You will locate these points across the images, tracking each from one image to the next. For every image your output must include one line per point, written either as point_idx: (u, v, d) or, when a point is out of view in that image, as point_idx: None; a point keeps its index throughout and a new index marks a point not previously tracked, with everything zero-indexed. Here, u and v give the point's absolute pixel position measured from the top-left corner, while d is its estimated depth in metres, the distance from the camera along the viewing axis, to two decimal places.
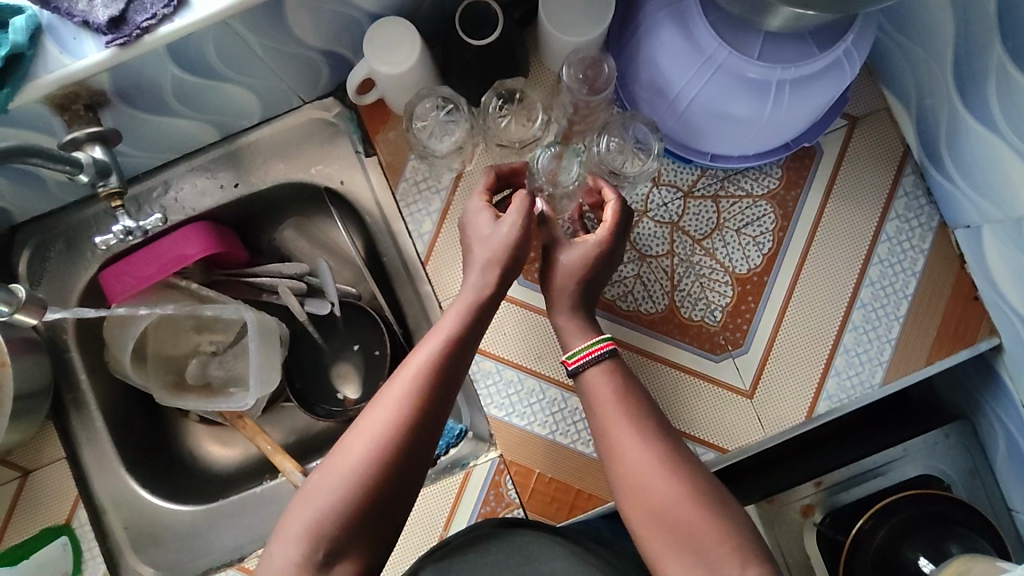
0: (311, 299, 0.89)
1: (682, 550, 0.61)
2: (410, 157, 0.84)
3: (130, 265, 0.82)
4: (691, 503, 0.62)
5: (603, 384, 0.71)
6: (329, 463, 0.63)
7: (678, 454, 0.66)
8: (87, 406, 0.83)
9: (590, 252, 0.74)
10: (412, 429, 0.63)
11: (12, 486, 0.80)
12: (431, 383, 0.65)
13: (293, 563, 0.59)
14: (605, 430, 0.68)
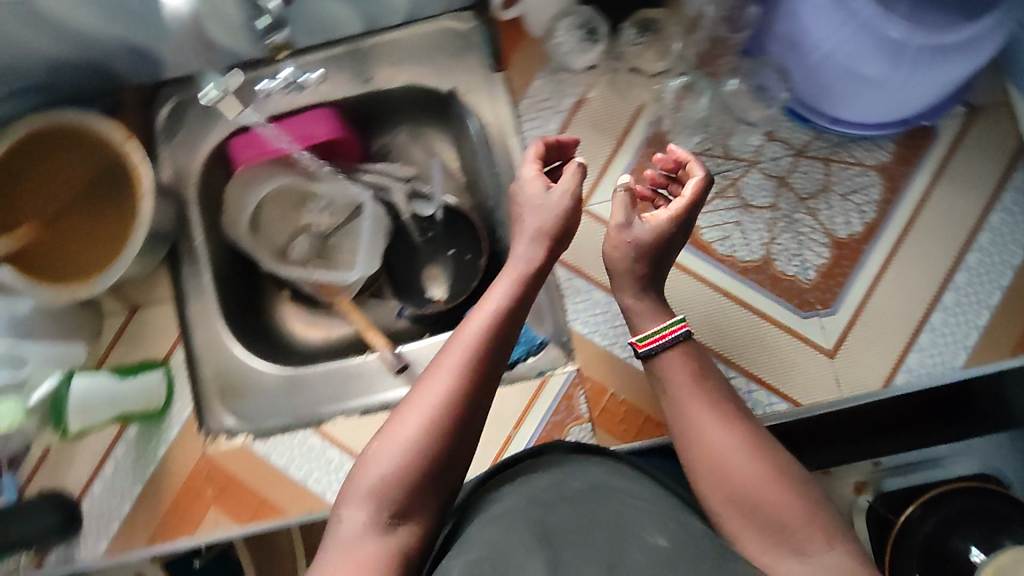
0: (416, 200, 0.94)
1: (767, 532, 0.59)
2: (537, 76, 0.87)
3: (261, 136, 0.89)
4: (775, 487, 0.60)
5: (680, 368, 0.68)
6: (386, 435, 0.59)
7: (756, 438, 0.64)
8: (198, 260, 0.89)
9: (664, 229, 0.69)
10: (472, 394, 0.61)
11: (120, 318, 0.86)
12: (487, 347, 0.62)
13: (359, 525, 0.56)
14: (679, 413, 0.66)
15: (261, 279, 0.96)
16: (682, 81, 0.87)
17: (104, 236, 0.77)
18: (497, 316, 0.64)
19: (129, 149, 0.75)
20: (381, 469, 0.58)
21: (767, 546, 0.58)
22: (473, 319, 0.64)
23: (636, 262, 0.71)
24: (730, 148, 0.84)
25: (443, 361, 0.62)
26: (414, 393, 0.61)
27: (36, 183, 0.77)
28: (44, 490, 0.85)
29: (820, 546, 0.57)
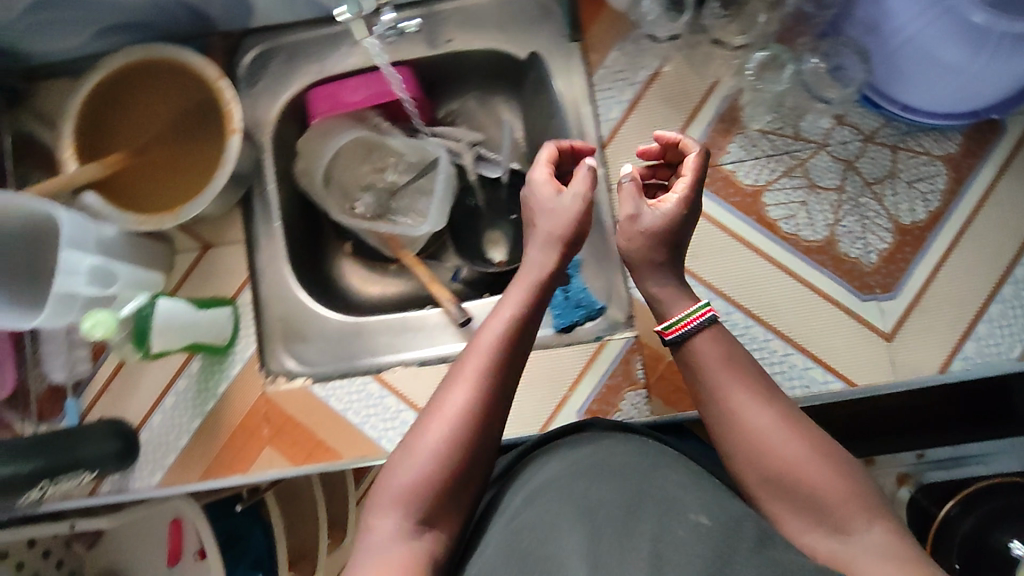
0: (483, 163, 0.96)
1: (804, 510, 0.59)
2: (614, 48, 0.88)
3: (338, 89, 0.91)
4: (815, 464, 0.59)
5: (711, 350, 0.66)
6: (410, 447, 0.61)
7: (794, 415, 0.63)
8: (270, 206, 0.91)
9: (677, 211, 0.70)
10: (491, 402, 0.62)
11: (192, 255, 0.89)
12: (505, 356, 0.63)
13: (390, 532, 0.57)
14: (711, 394, 0.65)
15: (327, 241, 1.02)
16: (761, 58, 0.88)
17: (190, 171, 0.80)
18: (515, 323, 0.64)
19: (220, 90, 0.78)
20: (407, 480, 0.59)
21: (805, 523, 0.59)
22: (491, 326, 0.64)
23: (655, 249, 0.70)
24: (800, 130, 0.85)
25: (461, 371, 0.63)
26: (434, 404, 0.62)
27: (131, 117, 0.81)
28: (103, 418, 0.87)
29: (862, 523, 0.57)
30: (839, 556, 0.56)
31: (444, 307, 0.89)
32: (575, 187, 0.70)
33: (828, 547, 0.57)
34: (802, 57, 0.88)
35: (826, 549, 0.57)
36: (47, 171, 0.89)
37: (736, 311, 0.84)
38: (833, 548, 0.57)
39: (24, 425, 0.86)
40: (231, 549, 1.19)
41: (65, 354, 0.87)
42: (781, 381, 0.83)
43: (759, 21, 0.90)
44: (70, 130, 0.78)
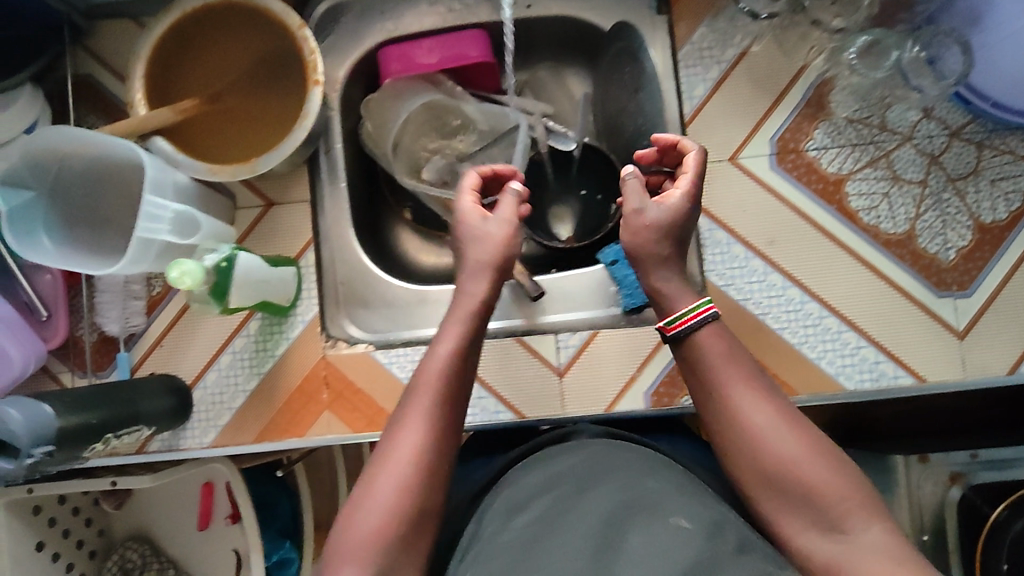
0: (554, 134, 0.93)
1: (803, 510, 0.57)
2: (702, 24, 0.85)
3: (412, 49, 0.88)
4: (815, 464, 0.57)
5: (716, 344, 0.63)
6: (360, 498, 0.60)
7: (794, 412, 0.60)
8: (336, 167, 0.88)
9: (682, 206, 0.68)
10: (436, 443, 0.62)
11: (255, 212, 0.85)
12: (447, 395, 0.64)
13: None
14: (710, 390, 0.62)
15: (385, 209, 0.98)
16: (862, 42, 0.85)
17: (263, 124, 0.77)
18: (453, 359, 0.65)
19: (302, 39, 0.75)
20: (362, 531, 0.58)
21: (801, 525, 0.57)
22: (428, 366, 0.65)
23: (662, 243, 0.67)
24: (887, 120, 0.84)
25: (408, 414, 0.63)
26: (382, 452, 0.62)
27: (204, 63, 0.78)
28: (155, 374, 0.84)
29: (863, 523, 0.54)
30: (837, 558, 0.54)
31: (517, 279, 0.85)
32: (502, 212, 0.73)
33: (826, 550, 0.55)
34: (907, 42, 0.84)
35: (824, 553, 0.55)
36: (103, 115, 0.85)
37: (811, 301, 0.83)
38: (833, 552, 0.55)
39: (73, 377, 0.84)
40: (262, 513, 1.18)
41: (119, 307, 0.84)
42: (851, 373, 0.83)
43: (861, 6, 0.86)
44: (142, 72, 0.75)
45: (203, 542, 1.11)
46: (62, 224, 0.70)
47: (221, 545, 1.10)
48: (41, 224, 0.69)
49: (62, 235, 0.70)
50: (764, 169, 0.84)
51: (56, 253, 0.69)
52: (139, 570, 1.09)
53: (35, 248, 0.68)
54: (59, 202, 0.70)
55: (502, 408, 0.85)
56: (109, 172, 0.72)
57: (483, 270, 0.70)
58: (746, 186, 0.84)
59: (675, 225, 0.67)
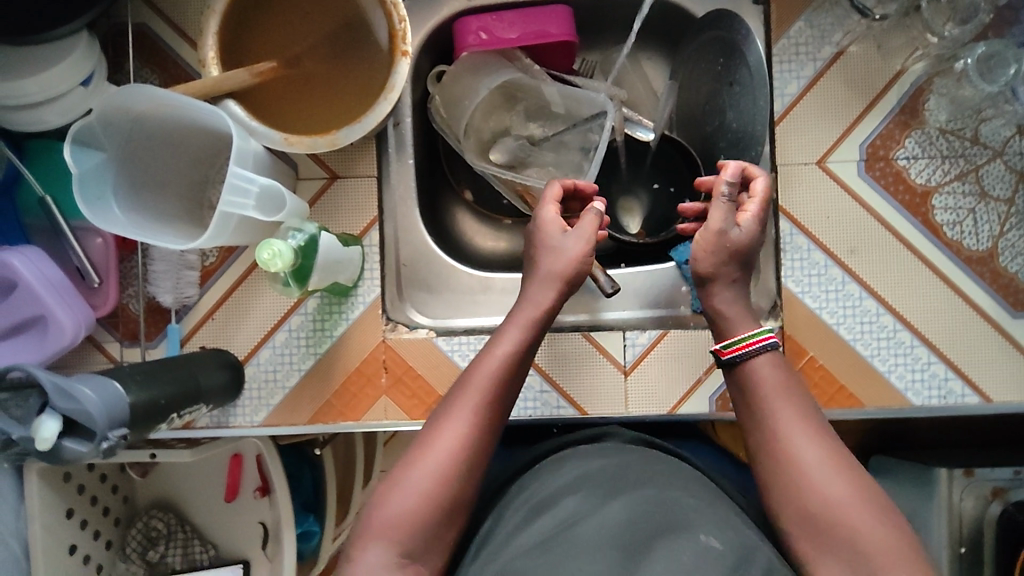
0: (629, 123, 0.89)
1: (838, 554, 0.56)
2: (800, 18, 0.82)
3: (493, 22, 0.83)
4: (859, 511, 0.56)
5: (771, 376, 0.64)
6: (397, 480, 0.61)
7: (843, 455, 0.60)
8: (405, 143, 0.85)
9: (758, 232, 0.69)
10: (477, 442, 0.63)
11: (319, 184, 0.81)
12: (494, 400, 0.64)
13: (377, 563, 0.57)
14: (759, 418, 0.63)
15: (444, 186, 0.94)
16: (980, 52, 0.79)
17: (341, 93, 0.73)
18: (506, 366, 0.66)
19: (392, 4, 0.71)
20: (398, 511, 0.59)
21: (832, 566, 0.56)
22: (481, 368, 0.66)
23: (729, 265, 0.68)
24: (980, 133, 0.81)
25: (453, 409, 0.64)
26: (423, 442, 0.63)
27: (280, 23, 0.72)
28: (206, 348, 0.80)
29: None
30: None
31: (594, 273, 0.81)
32: (581, 228, 0.71)
33: None
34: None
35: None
36: (158, 69, 0.80)
37: (886, 313, 0.82)
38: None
39: (120, 347, 0.80)
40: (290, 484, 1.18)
41: (173, 276, 0.80)
42: (920, 389, 0.82)
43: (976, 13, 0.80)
44: (216, 29, 0.70)
45: (228, 515, 1.09)
46: (128, 189, 0.66)
47: (248, 518, 1.08)
48: (109, 190, 0.64)
49: (129, 202, 0.66)
50: (851, 177, 0.82)
51: (125, 219, 0.63)
52: (165, 540, 1.06)
53: (102, 215, 0.62)
54: (126, 166, 0.66)
55: (564, 403, 0.82)
56: (178, 138, 0.69)
57: (550, 285, 0.69)
58: (831, 192, 0.82)
59: (749, 250, 0.69)
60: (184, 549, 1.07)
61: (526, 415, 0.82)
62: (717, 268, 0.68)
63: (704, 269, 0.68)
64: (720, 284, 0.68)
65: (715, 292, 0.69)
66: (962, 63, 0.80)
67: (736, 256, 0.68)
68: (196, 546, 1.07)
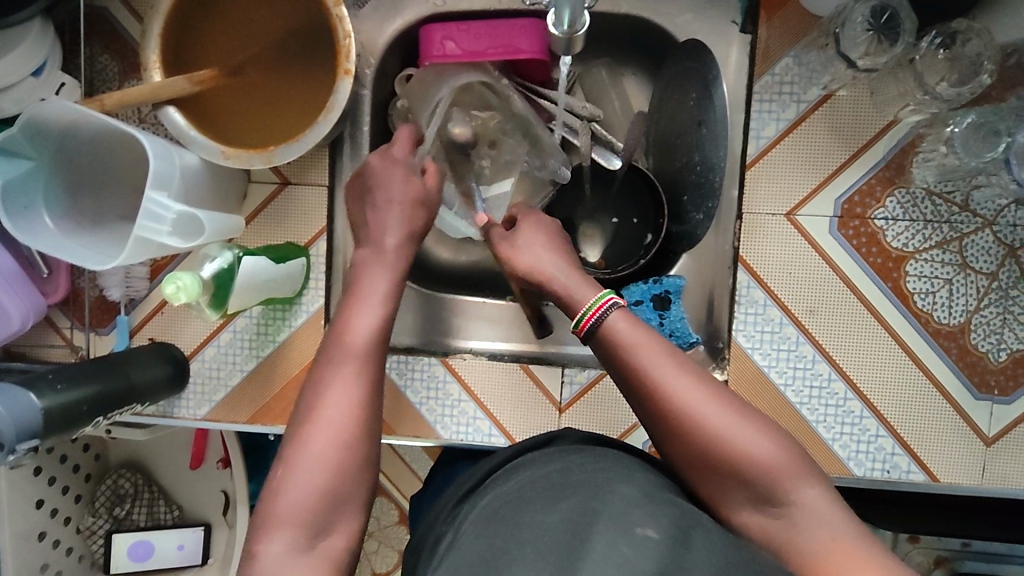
0: (597, 146, 0.87)
1: (738, 485, 0.53)
2: (787, 54, 0.75)
3: (460, 31, 0.78)
4: (743, 435, 0.53)
5: (625, 330, 0.59)
6: (291, 458, 0.54)
7: (717, 384, 0.57)
8: (361, 151, 0.83)
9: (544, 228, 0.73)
10: (370, 404, 0.57)
11: (269, 190, 0.79)
12: (373, 348, 0.59)
13: (281, 553, 0.50)
14: (630, 375, 0.57)
15: None
16: (970, 122, 0.71)
17: (282, 108, 0.72)
18: (382, 318, 0.61)
19: (338, 18, 0.68)
20: (297, 495, 0.52)
21: (733, 496, 0.53)
22: (357, 331, 0.59)
23: (541, 253, 0.69)
24: (971, 200, 0.74)
25: (334, 371, 0.57)
26: (307, 413, 0.55)
27: (227, 29, 0.71)
28: (154, 342, 0.82)
29: (793, 489, 0.52)
30: (775, 533, 0.52)
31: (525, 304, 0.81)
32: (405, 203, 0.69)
33: (764, 524, 0.52)
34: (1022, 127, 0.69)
35: (761, 526, 0.52)
36: (116, 57, 0.78)
37: (838, 379, 0.78)
38: (768, 526, 0.52)
39: (73, 330, 0.82)
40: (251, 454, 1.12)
41: (122, 272, 0.81)
42: (862, 460, 0.78)
43: (979, 73, 0.70)
44: (158, 30, 0.69)
45: (194, 480, 1.07)
46: (63, 197, 0.67)
47: (210, 485, 1.07)
48: (39, 199, 0.65)
49: (63, 210, 0.67)
50: (820, 234, 0.76)
51: (54, 232, 0.65)
52: (131, 498, 1.04)
53: (30, 231, 0.64)
54: (59, 174, 0.67)
55: (496, 431, 0.82)
56: (114, 143, 0.69)
57: (394, 217, 0.67)
58: (797, 244, 0.77)
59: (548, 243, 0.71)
60: (149, 509, 1.05)
61: (457, 439, 0.83)
62: (532, 261, 0.68)
63: (524, 265, 0.68)
64: (547, 269, 0.67)
65: (544, 279, 0.66)
66: (950, 131, 0.73)
67: (539, 246, 0.70)
68: (161, 507, 1.06)
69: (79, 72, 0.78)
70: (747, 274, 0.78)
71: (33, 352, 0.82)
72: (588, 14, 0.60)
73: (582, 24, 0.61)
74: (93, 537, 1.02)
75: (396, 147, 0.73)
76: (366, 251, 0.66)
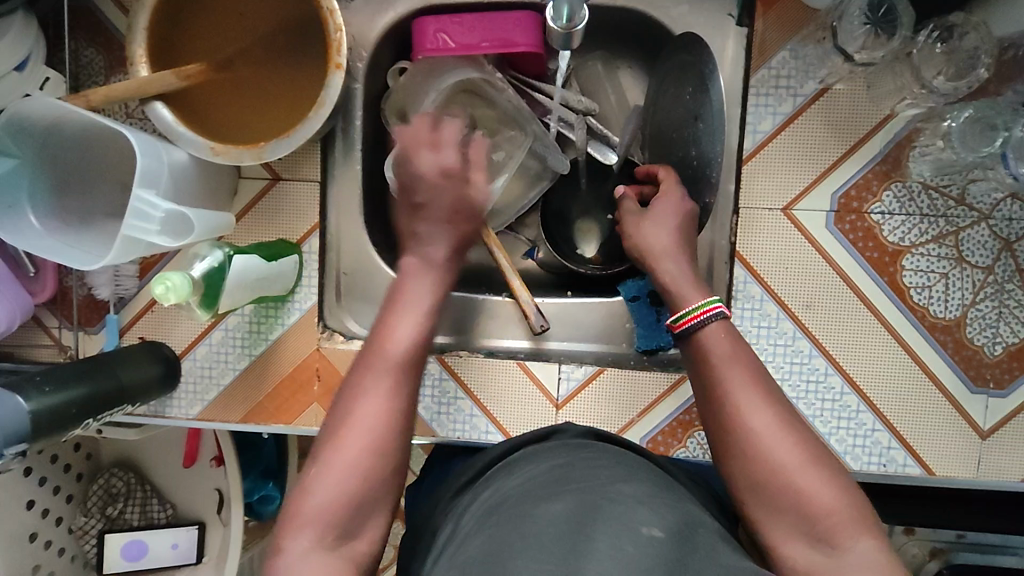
0: (593, 140, 0.87)
1: (792, 520, 0.51)
2: (784, 47, 0.74)
3: (454, 24, 0.77)
4: (809, 472, 0.52)
5: (721, 342, 0.59)
6: (324, 461, 0.53)
7: (796, 419, 0.55)
8: (353, 146, 0.81)
9: (681, 207, 0.73)
10: (406, 413, 0.56)
11: (260, 186, 0.78)
12: (415, 356, 0.58)
13: (305, 551, 0.50)
14: (711, 388, 0.58)
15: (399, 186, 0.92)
16: (967, 116, 0.70)
17: (272, 103, 0.71)
18: (421, 323, 0.60)
19: (328, 11, 0.67)
20: (324, 495, 0.52)
21: (783, 527, 0.52)
22: (397, 336, 0.59)
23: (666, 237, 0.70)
24: (967, 193, 0.74)
25: (373, 377, 0.56)
26: (342, 417, 0.55)
27: (215, 23, 0.70)
28: (144, 340, 0.80)
29: (850, 538, 0.50)
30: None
31: (525, 307, 0.79)
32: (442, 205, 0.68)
33: (810, 563, 0.50)
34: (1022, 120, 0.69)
35: (807, 564, 0.50)
36: (102, 51, 0.76)
37: (835, 373, 0.77)
38: (815, 566, 0.50)
39: (61, 330, 0.81)
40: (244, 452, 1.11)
41: (111, 271, 0.80)
42: (859, 454, 0.78)
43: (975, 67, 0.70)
44: (144, 24, 0.68)
45: (187, 479, 1.06)
46: (48, 195, 0.66)
47: (203, 484, 1.06)
48: (24, 196, 0.64)
49: (49, 208, 0.66)
50: (816, 227, 0.76)
51: (40, 231, 0.65)
52: (124, 497, 1.03)
53: (14, 231, 0.63)
54: (44, 172, 0.66)
55: (493, 428, 0.82)
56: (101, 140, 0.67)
57: (443, 230, 0.66)
58: (793, 239, 0.76)
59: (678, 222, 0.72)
60: (142, 508, 1.04)
61: (453, 436, 0.82)
62: (653, 243, 0.70)
63: (647, 244, 0.70)
64: (662, 258, 0.68)
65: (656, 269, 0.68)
66: (947, 125, 0.72)
67: (664, 228, 0.70)
68: (153, 506, 1.05)
69: (64, 66, 0.76)
70: (743, 269, 0.77)
71: (21, 351, 0.81)
72: (587, 9, 0.60)
73: (581, 18, 0.60)
74: (85, 537, 1.01)
75: (438, 151, 0.70)
76: (413, 260, 0.64)
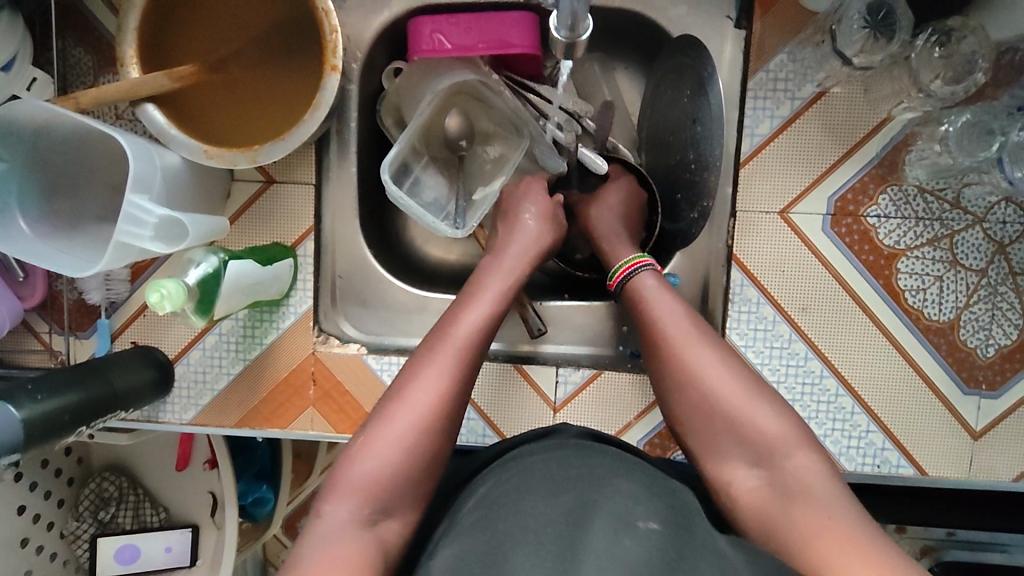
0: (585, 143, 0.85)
1: (734, 444, 0.56)
2: (782, 49, 0.74)
3: (447, 25, 0.76)
4: (745, 399, 0.57)
5: (657, 287, 0.65)
6: (374, 432, 0.56)
7: (733, 354, 0.60)
8: (348, 149, 0.81)
9: (624, 187, 0.80)
10: (459, 401, 0.58)
11: (253, 189, 0.77)
12: (478, 347, 0.61)
13: (344, 522, 0.52)
14: (650, 330, 0.63)
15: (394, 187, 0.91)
16: (965, 121, 0.71)
17: (265, 104, 0.70)
18: (491, 315, 0.63)
19: (324, 12, 0.66)
20: (371, 468, 0.54)
21: (727, 454, 0.56)
22: (466, 321, 0.61)
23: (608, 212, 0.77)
24: (962, 197, 0.74)
25: (435, 357, 0.59)
26: (398, 393, 0.57)
27: (207, 23, 0.69)
28: (136, 345, 0.79)
29: (787, 455, 0.54)
30: (763, 493, 0.54)
31: (525, 313, 0.81)
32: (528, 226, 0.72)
33: (752, 482, 0.55)
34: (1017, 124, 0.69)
35: (749, 484, 0.55)
36: (91, 50, 0.75)
37: (830, 376, 0.78)
38: (759, 488, 0.54)
39: (52, 335, 0.79)
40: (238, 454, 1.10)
41: (102, 275, 0.78)
42: (853, 455, 0.79)
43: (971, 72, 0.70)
44: (135, 25, 0.67)
45: (181, 482, 1.05)
46: (38, 199, 0.65)
47: (197, 488, 1.04)
48: (14, 201, 0.63)
49: (39, 213, 0.65)
50: (812, 230, 0.76)
51: (31, 237, 0.63)
52: (116, 501, 1.02)
53: (6, 237, 0.62)
54: (34, 176, 0.64)
55: (490, 432, 0.81)
56: (92, 142, 0.66)
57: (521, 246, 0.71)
58: (790, 242, 0.77)
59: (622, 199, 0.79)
60: (134, 512, 1.03)
61: None
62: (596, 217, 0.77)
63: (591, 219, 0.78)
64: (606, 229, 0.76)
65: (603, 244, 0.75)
66: (944, 129, 0.73)
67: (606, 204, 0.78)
68: (147, 510, 1.03)
69: (52, 67, 0.75)
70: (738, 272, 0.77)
71: (10, 357, 0.80)
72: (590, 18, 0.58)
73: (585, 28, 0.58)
74: (77, 542, 1.00)
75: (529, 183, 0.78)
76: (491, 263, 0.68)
